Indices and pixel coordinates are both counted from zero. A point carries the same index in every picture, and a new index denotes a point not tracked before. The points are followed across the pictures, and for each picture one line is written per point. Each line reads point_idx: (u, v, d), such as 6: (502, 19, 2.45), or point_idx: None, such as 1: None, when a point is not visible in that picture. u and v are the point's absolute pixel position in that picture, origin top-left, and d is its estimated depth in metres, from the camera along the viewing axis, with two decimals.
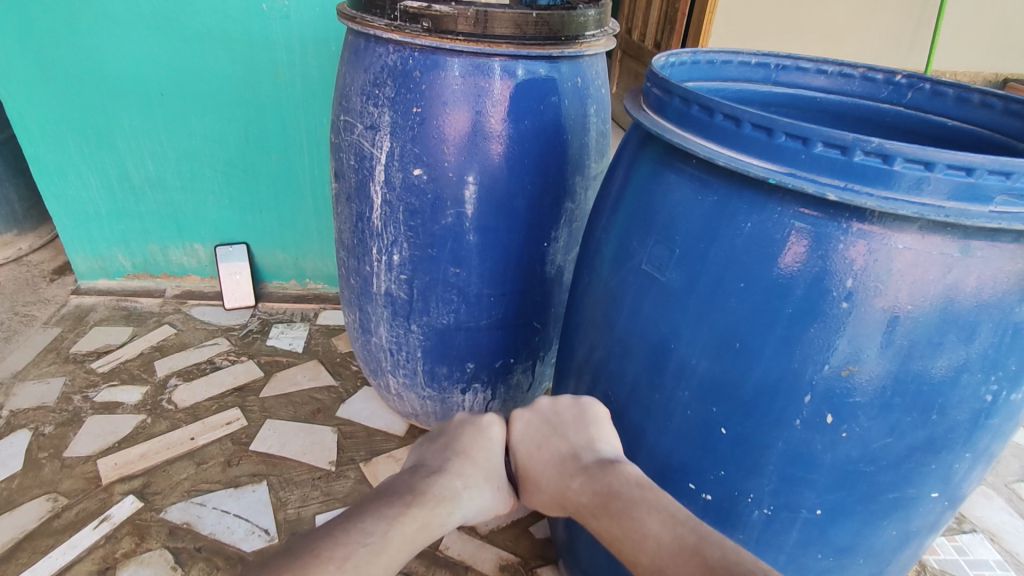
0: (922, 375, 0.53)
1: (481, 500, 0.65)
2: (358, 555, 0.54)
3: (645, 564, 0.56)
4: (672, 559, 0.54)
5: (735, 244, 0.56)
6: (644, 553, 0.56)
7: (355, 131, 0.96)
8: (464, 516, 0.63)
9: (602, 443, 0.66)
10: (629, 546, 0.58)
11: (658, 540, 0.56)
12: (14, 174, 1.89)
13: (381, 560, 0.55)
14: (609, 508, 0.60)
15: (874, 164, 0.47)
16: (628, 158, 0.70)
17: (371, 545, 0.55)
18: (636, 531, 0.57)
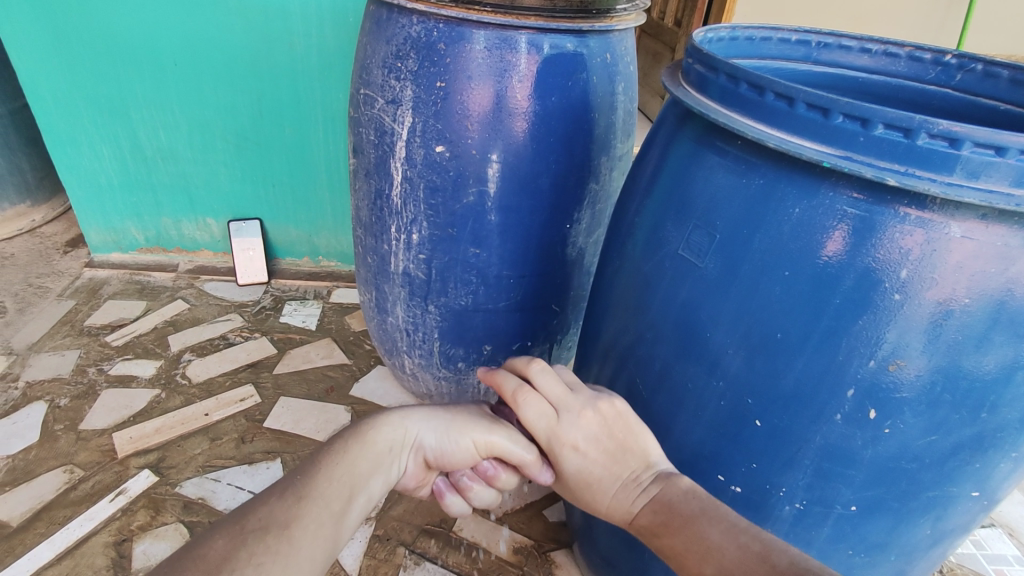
0: (975, 371, 0.51)
1: (427, 414, 0.63)
2: (296, 485, 0.56)
3: (710, 573, 0.54)
4: (739, 567, 0.52)
5: (782, 231, 0.53)
6: (708, 563, 0.54)
7: (375, 105, 0.93)
8: (407, 427, 0.62)
9: (656, 456, 0.61)
10: (692, 558, 0.56)
11: (722, 551, 0.54)
12: (27, 144, 1.87)
13: (319, 480, 0.57)
14: (671, 523, 0.58)
15: (940, 148, 0.44)
16: (664, 137, 0.67)
17: (306, 472, 0.57)
18: (700, 543, 0.55)
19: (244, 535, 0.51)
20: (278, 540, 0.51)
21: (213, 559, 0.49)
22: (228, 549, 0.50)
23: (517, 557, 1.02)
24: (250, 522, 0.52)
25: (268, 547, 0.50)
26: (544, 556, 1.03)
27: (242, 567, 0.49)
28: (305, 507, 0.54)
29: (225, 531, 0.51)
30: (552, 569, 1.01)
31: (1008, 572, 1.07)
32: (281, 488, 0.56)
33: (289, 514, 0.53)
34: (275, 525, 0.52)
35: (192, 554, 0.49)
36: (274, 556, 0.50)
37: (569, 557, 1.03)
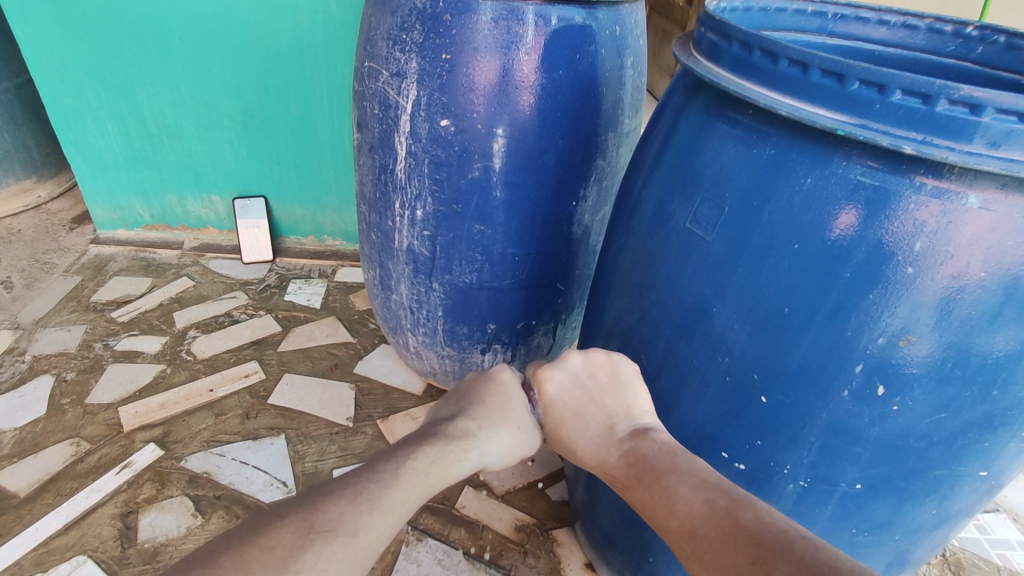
0: (988, 347, 0.50)
1: (500, 439, 0.64)
2: (367, 491, 0.54)
3: (674, 528, 0.55)
4: (700, 522, 0.53)
5: (793, 202, 0.52)
6: (674, 518, 0.55)
7: (380, 78, 0.91)
8: (483, 457, 0.62)
9: (640, 411, 0.64)
10: (660, 513, 0.57)
11: (686, 506, 0.55)
12: (32, 119, 1.86)
13: (393, 493, 0.55)
14: (641, 477, 0.59)
15: (960, 115, 0.43)
16: (672, 109, 0.65)
17: (381, 480, 0.55)
18: (668, 498, 0.56)
19: (312, 535, 0.50)
20: (344, 548, 0.51)
21: (280, 554, 0.48)
22: (296, 545, 0.49)
23: (518, 535, 1.03)
24: (319, 521, 0.51)
25: (335, 553, 0.50)
26: (545, 534, 1.03)
27: (307, 568, 0.48)
28: (375, 518, 0.53)
29: (294, 526, 0.50)
30: (554, 547, 1.01)
31: (1011, 558, 1.07)
32: (352, 491, 0.54)
33: (359, 522, 0.52)
34: (343, 531, 0.51)
35: (259, 542, 0.49)
36: (339, 564, 0.50)
37: (571, 535, 1.03)
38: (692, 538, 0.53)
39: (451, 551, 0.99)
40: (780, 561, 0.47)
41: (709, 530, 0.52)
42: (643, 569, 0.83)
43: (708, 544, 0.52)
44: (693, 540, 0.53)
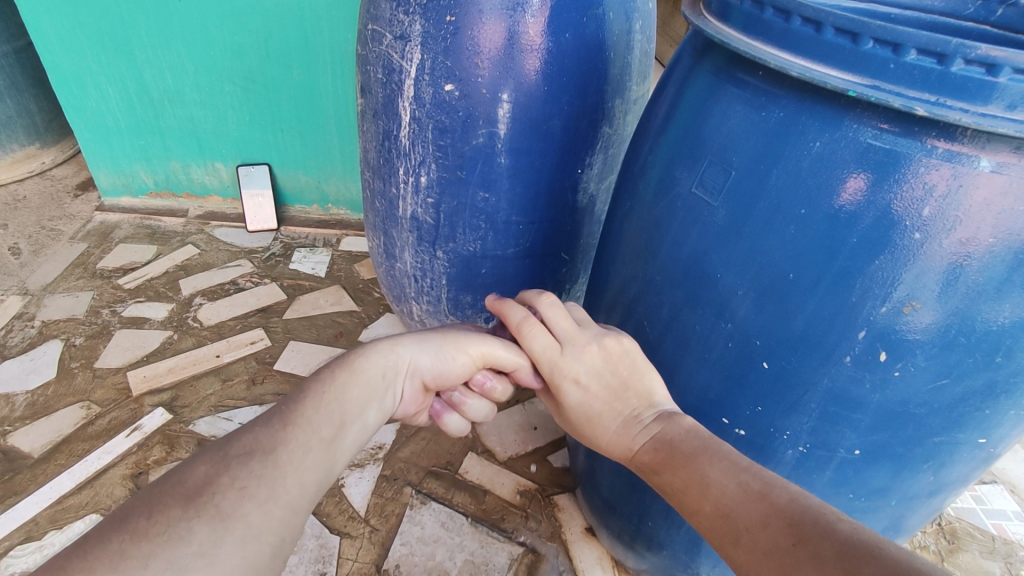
0: (993, 315, 0.50)
1: (419, 339, 0.64)
2: (281, 411, 0.53)
3: (708, 510, 0.54)
4: (737, 504, 0.52)
5: (800, 166, 0.51)
6: (708, 501, 0.54)
7: (383, 41, 0.90)
8: (399, 351, 0.62)
9: (660, 398, 0.62)
10: (691, 497, 0.56)
11: (720, 489, 0.54)
12: (33, 85, 1.85)
13: (304, 406, 0.54)
14: (673, 461, 0.58)
15: (975, 75, 0.42)
16: (681, 72, 0.64)
17: (290, 401, 0.54)
18: (700, 481, 0.55)
19: (227, 460, 0.48)
20: (263, 464, 0.48)
21: (194, 481, 0.46)
22: (210, 472, 0.47)
23: (520, 500, 1.05)
24: (233, 448, 0.49)
25: (252, 471, 0.48)
26: (547, 500, 1.05)
27: (224, 488, 0.46)
28: (294, 433, 0.52)
29: (207, 456, 0.48)
30: (555, 512, 1.03)
31: (1007, 528, 1.08)
32: (265, 415, 0.53)
33: (275, 440, 0.50)
34: (260, 450, 0.49)
35: (170, 478, 0.46)
36: (261, 480, 0.48)
37: (572, 501, 1.05)
38: (728, 520, 0.52)
39: (454, 515, 1.01)
40: (820, 539, 0.46)
41: (746, 510, 0.51)
42: (642, 533, 0.85)
43: (744, 523, 0.51)
44: (729, 520, 0.52)
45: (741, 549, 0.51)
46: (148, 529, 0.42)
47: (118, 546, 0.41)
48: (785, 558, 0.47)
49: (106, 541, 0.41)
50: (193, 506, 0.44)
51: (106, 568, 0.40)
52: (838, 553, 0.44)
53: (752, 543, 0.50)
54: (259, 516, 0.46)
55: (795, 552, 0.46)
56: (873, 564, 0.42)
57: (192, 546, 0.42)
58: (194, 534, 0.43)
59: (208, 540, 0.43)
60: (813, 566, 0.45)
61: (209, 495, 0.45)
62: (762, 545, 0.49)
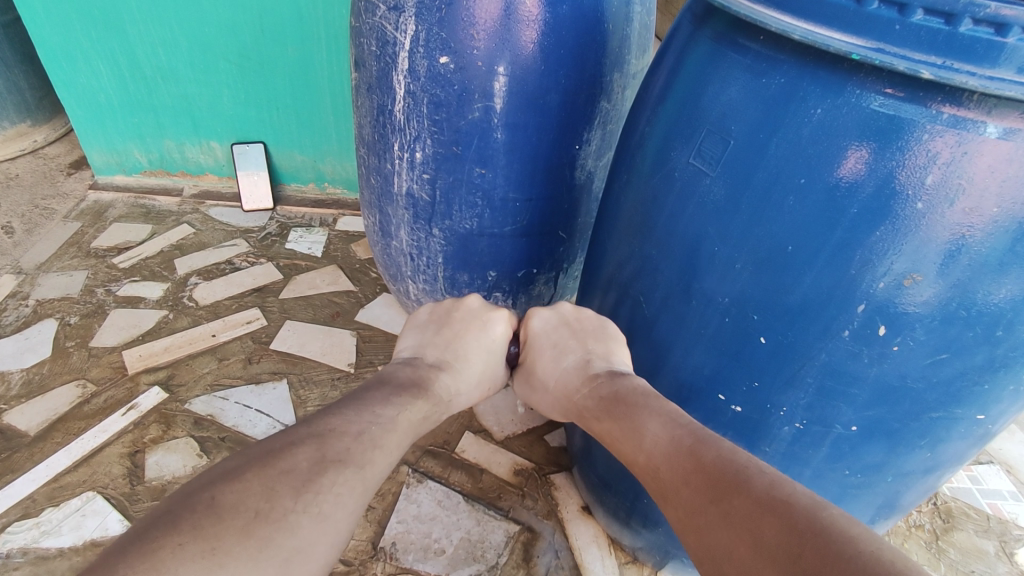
0: (992, 290, 0.49)
1: (469, 396, 0.75)
2: (372, 430, 0.57)
3: (641, 462, 0.58)
4: (666, 460, 0.56)
5: (801, 134, 0.50)
6: (642, 454, 0.58)
7: (377, 13, 0.88)
8: (453, 410, 0.73)
9: (618, 359, 0.68)
10: (627, 448, 0.60)
11: (653, 443, 0.57)
12: (22, 60, 1.82)
13: (394, 433, 0.59)
14: (614, 413, 0.63)
15: (984, 36, 0.40)
16: (681, 41, 0.62)
17: (382, 422, 0.59)
18: (637, 435, 0.59)
19: (326, 463, 0.52)
20: (356, 476, 0.53)
21: (299, 477, 0.50)
22: (311, 470, 0.51)
23: (517, 479, 1.05)
24: (331, 452, 0.53)
25: (348, 480, 0.52)
26: (543, 478, 1.05)
27: (324, 491, 0.50)
28: (380, 454, 0.56)
29: (308, 453, 0.52)
30: (551, 490, 1.03)
31: (1002, 507, 1.08)
32: (358, 429, 0.57)
33: (367, 455, 0.55)
34: (354, 462, 0.54)
35: (277, 466, 0.50)
36: (351, 488, 0.52)
37: (569, 480, 1.05)
38: (657, 473, 0.56)
39: (450, 493, 1.01)
40: (735, 494, 0.49)
41: (674, 465, 0.55)
42: (637, 510, 0.85)
43: (670, 479, 0.55)
44: (659, 476, 0.56)
45: (670, 505, 0.54)
46: (266, 513, 0.47)
47: (244, 525, 0.45)
48: (701, 512, 0.51)
49: (233, 514, 0.46)
50: (302, 499, 0.49)
51: (234, 540, 0.44)
52: (749, 511, 0.48)
53: (678, 498, 0.53)
54: (346, 520, 0.51)
55: (715, 508, 0.50)
56: (773, 525, 0.46)
57: (296, 540, 0.47)
58: (302, 529, 0.48)
59: (310, 535, 0.48)
60: (725, 524, 0.48)
61: (312, 495, 0.50)
62: (686, 500, 0.53)
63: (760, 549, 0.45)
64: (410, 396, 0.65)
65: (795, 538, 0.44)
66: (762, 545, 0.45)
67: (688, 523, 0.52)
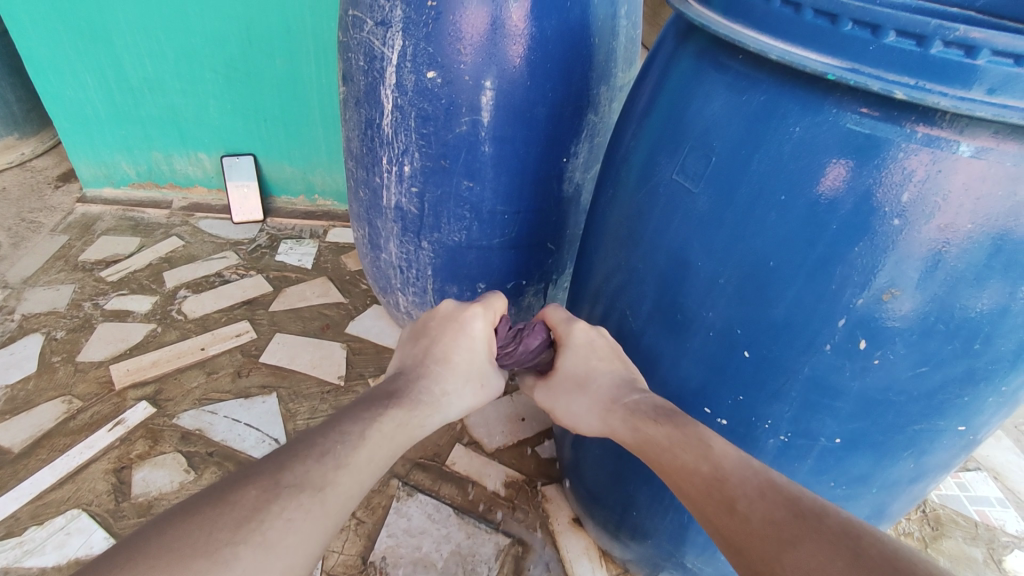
0: (969, 305, 0.49)
1: (466, 403, 0.69)
2: (334, 450, 0.54)
3: (704, 471, 0.54)
4: (738, 473, 0.52)
5: (781, 152, 0.51)
6: (706, 463, 0.54)
7: (364, 27, 0.88)
8: (446, 417, 0.67)
9: None
10: (685, 455, 0.55)
11: (723, 454, 0.54)
12: (10, 73, 1.81)
13: (358, 453, 0.56)
14: (672, 419, 0.58)
15: (954, 58, 0.41)
16: (663, 57, 0.63)
17: (347, 441, 0.56)
18: (703, 444, 0.55)
19: (278, 489, 0.50)
20: (311, 500, 0.50)
21: (245, 507, 0.48)
22: (261, 498, 0.49)
23: (507, 491, 1.04)
24: (285, 478, 0.50)
25: (302, 505, 0.49)
26: (534, 491, 1.05)
27: (272, 518, 0.48)
28: (342, 475, 0.53)
29: (260, 480, 0.50)
30: (541, 502, 1.03)
31: (990, 514, 1.09)
32: (320, 450, 0.54)
33: (326, 478, 0.52)
34: (311, 486, 0.51)
35: (224, 496, 0.48)
36: (307, 516, 0.49)
37: (559, 491, 1.05)
38: (724, 485, 0.52)
39: (440, 506, 1.01)
40: (820, 513, 0.47)
41: (745, 478, 0.52)
42: (626, 522, 0.85)
43: (742, 491, 0.51)
44: (724, 486, 0.52)
45: (735, 519, 0.50)
46: (200, 547, 0.45)
47: (177, 560, 0.43)
48: (781, 527, 0.48)
49: (166, 551, 0.44)
50: (244, 529, 0.46)
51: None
52: (843, 529, 0.46)
53: (749, 511, 0.50)
54: (302, 549, 0.48)
55: (798, 523, 0.47)
56: (872, 546, 0.44)
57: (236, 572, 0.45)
58: (241, 560, 0.45)
59: (252, 566, 0.45)
60: (816, 539, 0.46)
61: (256, 525, 0.47)
62: (759, 514, 0.49)
63: (860, 565, 0.43)
64: (378, 410, 0.60)
65: (897, 560, 0.43)
66: (859, 563, 0.43)
67: (759, 538, 0.48)
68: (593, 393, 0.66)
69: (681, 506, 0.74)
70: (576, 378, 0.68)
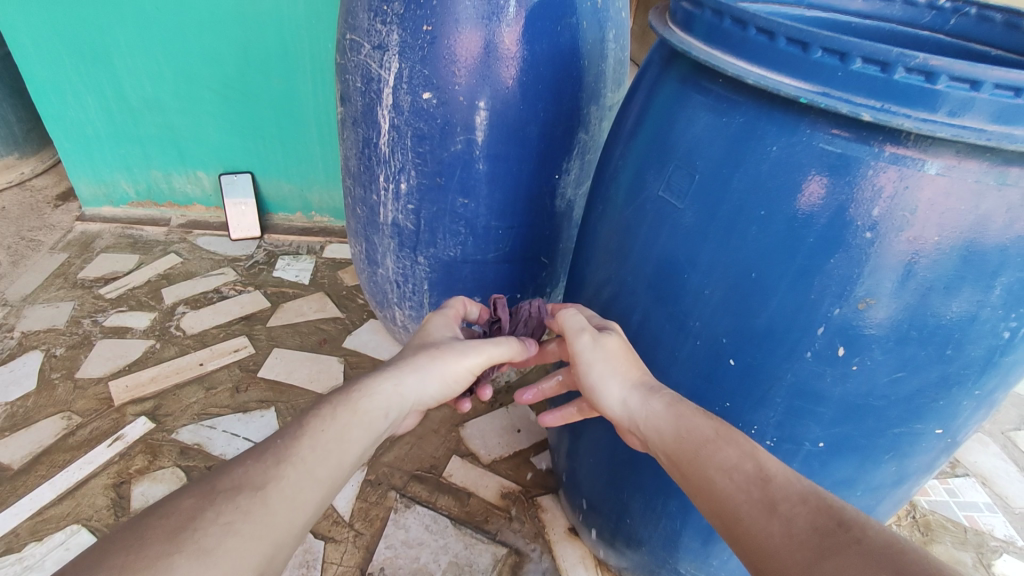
0: (940, 312, 0.52)
1: (424, 376, 0.63)
2: (273, 448, 0.53)
3: (747, 470, 0.53)
4: (785, 477, 0.51)
5: (760, 170, 0.54)
6: (750, 463, 0.53)
7: (362, 51, 0.91)
8: (402, 392, 0.61)
9: None
10: (728, 452, 0.54)
11: (770, 458, 0.53)
12: (11, 95, 1.84)
13: (299, 444, 0.54)
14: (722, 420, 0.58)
15: (916, 83, 0.44)
16: (649, 80, 0.66)
17: (287, 435, 0.55)
18: (751, 446, 0.55)
19: (214, 495, 0.48)
20: (251, 501, 0.49)
21: (179, 517, 0.46)
22: (197, 507, 0.47)
23: (504, 501, 1.06)
24: (220, 483, 0.49)
25: (239, 507, 0.48)
26: (530, 501, 1.06)
27: (208, 524, 0.46)
28: (285, 469, 0.52)
29: (194, 491, 0.49)
30: (538, 512, 1.05)
31: (978, 519, 1.11)
32: (260, 450, 0.53)
33: (267, 475, 0.51)
34: (249, 486, 0.50)
35: (157, 511, 0.47)
36: (246, 518, 0.48)
37: (555, 501, 1.06)
38: (767, 486, 0.51)
39: (438, 517, 1.02)
40: (865, 525, 0.45)
41: (791, 484, 0.51)
42: (621, 531, 0.86)
43: (785, 494, 0.50)
44: (767, 486, 0.51)
45: (774, 520, 0.49)
46: (130, 564, 0.43)
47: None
48: (821, 534, 0.46)
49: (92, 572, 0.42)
50: (177, 539, 0.45)
51: None
52: (887, 542, 0.43)
53: (790, 514, 0.48)
54: (243, 552, 0.46)
55: (840, 531, 0.45)
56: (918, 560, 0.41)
57: None
58: (176, 571, 0.43)
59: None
60: (856, 548, 0.43)
61: (191, 534, 0.45)
62: (800, 518, 0.48)
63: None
64: (316, 403, 0.58)
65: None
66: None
67: (799, 543, 0.46)
68: (640, 375, 0.63)
69: (673, 512, 0.76)
70: (621, 351, 0.64)
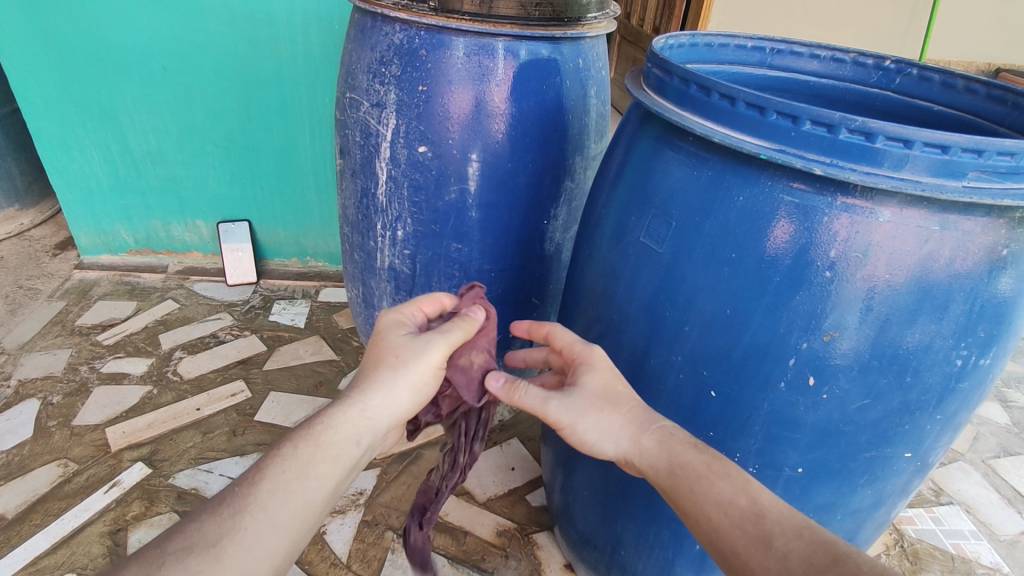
0: (896, 343, 0.57)
1: (391, 391, 0.64)
2: (229, 499, 0.54)
3: (742, 505, 0.57)
4: (774, 510, 0.56)
5: (729, 218, 0.59)
6: (743, 497, 0.57)
7: (361, 108, 0.98)
8: (369, 416, 0.62)
9: None
10: (722, 485, 0.58)
11: (759, 488, 0.58)
12: (14, 149, 1.89)
13: (259, 491, 0.55)
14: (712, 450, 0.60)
15: (858, 142, 0.51)
16: (628, 135, 0.73)
17: (246, 481, 0.56)
18: (741, 477, 0.58)
19: (161, 560, 0.49)
20: (200, 561, 0.50)
21: None
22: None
23: (500, 539, 1.07)
24: (170, 546, 0.50)
25: (188, 569, 0.49)
26: (526, 538, 1.08)
27: None
28: (241, 521, 0.53)
29: (139, 558, 0.49)
30: (534, 550, 1.06)
31: (964, 546, 1.14)
32: (218, 501, 0.54)
33: (222, 530, 0.52)
34: (200, 546, 0.51)
35: None
36: None
37: (551, 539, 1.08)
38: (761, 522, 0.55)
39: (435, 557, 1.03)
40: (855, 556, 0.52)
41: (782, 517, 0.56)
42: (616, 564, 0.88)
43: (779, 529, 0.55)
44: (761, 522, 0.55)
45: (770, 555, 0.54)
46: None
47: None
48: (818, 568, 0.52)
49: None
50: None
51: None
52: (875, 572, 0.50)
53: (786, 550, 0.53)
54: None
55: (836, 567, 0.51)
56: None
57: None
58: None
59: None
60: None
61: None
62: (795, 553, 0.53)
63: None
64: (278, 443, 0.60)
65: None
66: None
67: None
68: (635, 410, 0.63)
69: (665, 541, 0.79)
70: (608, 383, 0.64)
